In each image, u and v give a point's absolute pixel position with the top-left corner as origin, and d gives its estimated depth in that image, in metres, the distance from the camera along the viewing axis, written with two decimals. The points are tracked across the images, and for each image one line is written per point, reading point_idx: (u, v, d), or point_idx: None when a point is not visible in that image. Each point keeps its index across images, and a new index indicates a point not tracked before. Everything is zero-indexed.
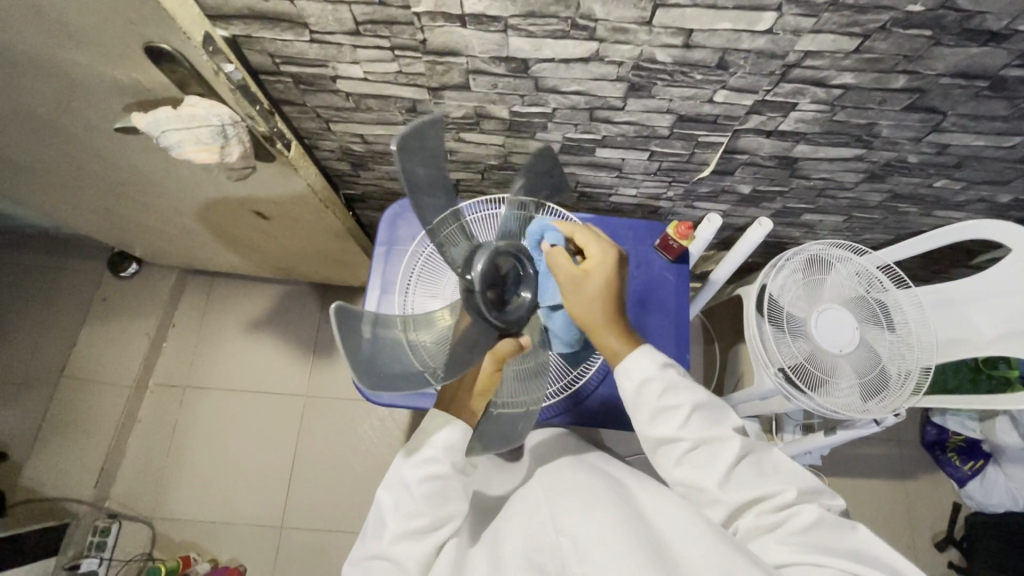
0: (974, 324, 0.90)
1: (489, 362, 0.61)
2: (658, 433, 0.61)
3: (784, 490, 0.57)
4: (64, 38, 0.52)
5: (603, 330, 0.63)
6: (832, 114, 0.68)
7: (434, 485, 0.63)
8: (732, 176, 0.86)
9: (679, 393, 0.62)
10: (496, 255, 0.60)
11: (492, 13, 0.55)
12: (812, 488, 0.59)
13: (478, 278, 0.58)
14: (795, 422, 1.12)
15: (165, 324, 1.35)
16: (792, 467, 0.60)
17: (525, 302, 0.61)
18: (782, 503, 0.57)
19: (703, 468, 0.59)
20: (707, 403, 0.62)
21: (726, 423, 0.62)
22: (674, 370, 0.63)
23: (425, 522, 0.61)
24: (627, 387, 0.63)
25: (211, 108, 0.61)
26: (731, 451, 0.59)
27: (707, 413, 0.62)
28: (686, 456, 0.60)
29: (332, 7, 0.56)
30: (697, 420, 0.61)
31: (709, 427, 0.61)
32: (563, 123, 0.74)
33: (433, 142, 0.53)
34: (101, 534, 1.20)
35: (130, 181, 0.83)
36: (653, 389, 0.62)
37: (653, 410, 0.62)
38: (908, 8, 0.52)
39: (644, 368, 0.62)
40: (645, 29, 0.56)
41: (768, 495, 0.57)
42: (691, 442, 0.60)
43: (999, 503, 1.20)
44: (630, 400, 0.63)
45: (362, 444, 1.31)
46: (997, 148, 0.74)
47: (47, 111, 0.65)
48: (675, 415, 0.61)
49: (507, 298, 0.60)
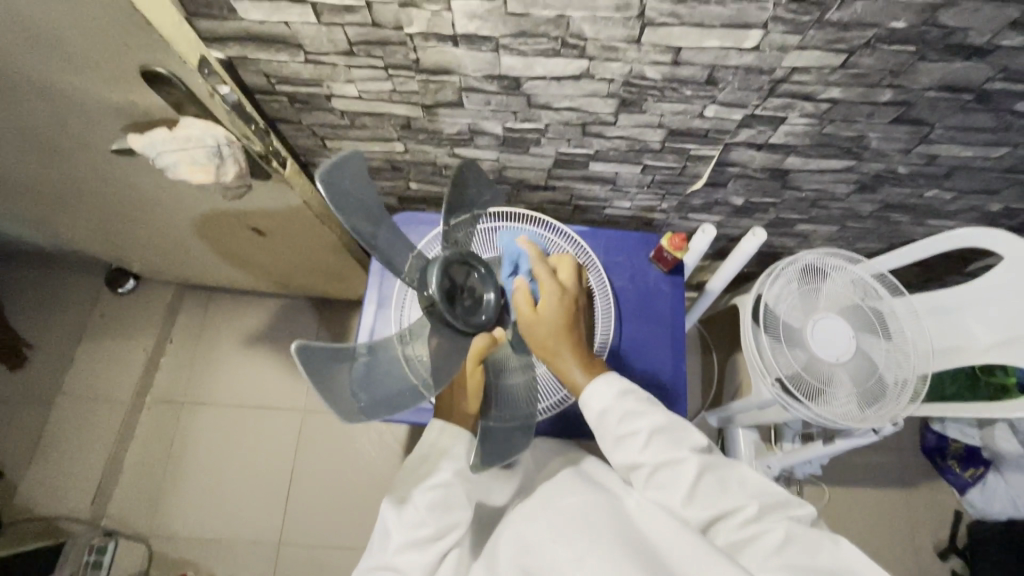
0: (969, 332, 0.91)
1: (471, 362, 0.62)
2: (622, 458, 0.62)
3: (746, 505, 0.57)
4: (61, 62, 0.52)
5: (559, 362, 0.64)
6: (822, 127, 0.69)
7: (437, 494, 0.63)
8: (724, 188, 0.87)
9: (637, 418, 0.61)
10: (449, 266, 0.61)
11: (484, 34, 0.56)
12: (778, 502, 0.58)
13: (438, 291, 0.58)
14: (795, 431, 1.12)
15: (163, 340, 1.35)
16: (758, 480, 0.59)
17: (491, 303, 0.63)
18: (747, 519, 0.56)
19: (669, 491, 0.59)
20: (668, 424, 0.61)
21: (688, 441, 0.61)
22: (633, 396, 0.63)
23: (429, 532, 0.61)
24: (590, 417, 0.64)
25: (206, 129, 0.62)
26: (691, 470, 0.58)
27: (668, 433, 0.61)
28: (650, 479, 0.60)
29: (325, 29, 0.57)
30: (657, 442, 0.60)
31: (670, 448, 0.60)
32: (556, 138, 0.75)
33: (356, 169, 0.56)
34: (98, 552, 1.19)
35: (127, 200, 0.84)
36: (612, 418, 0.62)
37: (614, 438, 0.62)
38: (891, 25, 0.53)
39: (603, 395, 0.63)
40: (633, 48, 0.56)
41: (733, 511, 0.57)
42: (652, 466, 0.60)
43: (1002, 510, 1.21)
44: (594, 427, 0.64)
45: (361, 458, 1.30)
46: (985, 159, 0.75)
47: (45, 133, 0.66)
48: (634, 441, 0.61)
49: (471, 304, 0.62)
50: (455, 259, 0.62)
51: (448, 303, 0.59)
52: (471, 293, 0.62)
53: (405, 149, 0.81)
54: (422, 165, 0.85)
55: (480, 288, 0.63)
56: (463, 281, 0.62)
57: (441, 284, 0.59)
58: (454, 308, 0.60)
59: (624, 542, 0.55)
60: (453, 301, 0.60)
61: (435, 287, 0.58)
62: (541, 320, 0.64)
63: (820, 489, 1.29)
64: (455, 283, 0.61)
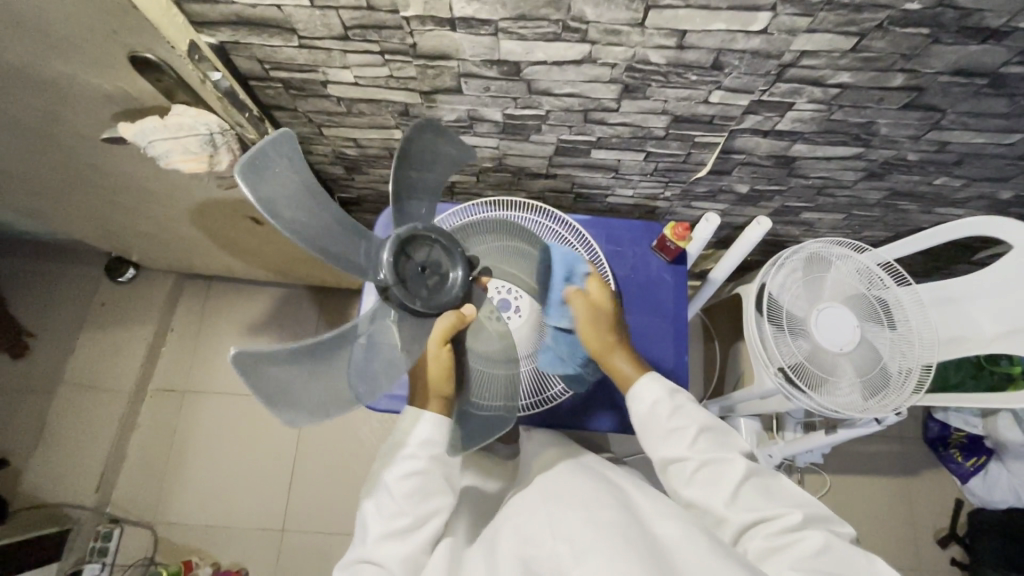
0: (975, 322, 0.90)
1: (434, 344, 0.59)
2: (668, 451, 0.63)
3: (790, 513, 0.57)
4: (47, 48, 0.51)
5: (612, 354, 0.68)
6: (830, 113, 0.67)
7: (413, 482, 0.63)
8: (729, 176, 0.85)
9: (688, 415, 0.64)
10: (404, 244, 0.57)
11: (482, 17, 0.54)
12: (819, 516, 0.58)
13: (392, 272, 0.56)
14: (797, 420, 1.11)
15: (163, 329, 1.35)
16: (801, 496, 0.61)
17: (456, 280, 0.59)
18: (786, 526, 0.56)
19: (713, 488, 0.60)
20: (716, 426, 0.64)
21: (735, 446, 0.64)
22: (683, 395, 0.66)
23: (407, 521, 0.61)
24: (639, 410, 0.65)
25: (199, 117, 0.60)
26: (738, 470, 0.60)
27: (715, 435, 0.64)
28: (693, 476, 0.61)
29: (320, 12, 0.56)
30: (704, 441, 0.63)
31: (717, 448, 0.62)
32: (557, 125, 0.73)
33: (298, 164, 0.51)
34: (103, 539, 1.21)
35: (122, 188, 0.83)
36: (662, 410, 0.65)
37: (663, 432, 0.64)
38: (905, 6, 0.51)
39: (654, 391, 0.65)
40: (637, 31, 0.55)
41: (771, 517, 0.57)
42: (699, 460, 0.62)
43: (1002, 499, 1.20)
44: (641, 422, 0.66)
45: (362, 446, 1.30)
46: (997, 145, 0.73)
47: (35, 121, 0.65)
48: (683, 434, 0.63)
49: (432, 283, 0.58)
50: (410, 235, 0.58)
51: (403, 285, 0.56)
52: (432, 272, 0.59)
53: (403, 136, 0.79)
54: None
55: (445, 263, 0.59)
56: (424, 259, 0.58)
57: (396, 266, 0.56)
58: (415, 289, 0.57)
59: (622, 535, 0.54)
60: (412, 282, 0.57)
61: (388, 271, 0.56)
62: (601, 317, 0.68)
63: (822, 477, 1.29)
64: (413, 262, 0.58)
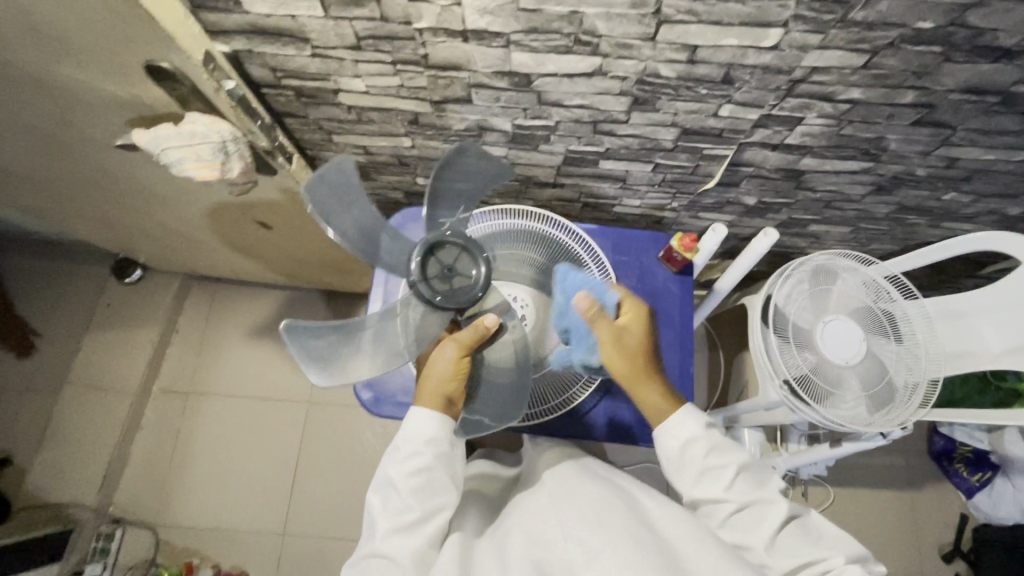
0: (982, 337, 0.89)
1: (454, 348, 0.62)
2: (704, 493, 0.62)
3: (832, 556, 0.57)
4: (64, 56, 0.52)
5: (642, 382, 0.65)
6: (839, 128, 0.67)
7: (422, 478, 0.61)
8: (736, 188, 0.85)
9: (725, 452, 0.63)
10: (432, 246, 0.60)
11: (495, 30, 0.55)
12: (858, 555, 0.59)
13: (416, 272, 0.60)
14: (800, 432, 1.11)
15: (169, 330, 1.36)
16: (837, 533, 0.61)
17: (478, 278, 0.60)
18: (826, 569, 0.56)
19: (751, 530, 0.59)
20: (752, 463, 0.63)
21: (770, 484, 0.63)
22: (718, 431, 0.65)
23: (414, 516, 0.59)
24: (672, 447, 0.64)
25: (211, 125, 0.61)
26: (779, 511, 0.60)
27: (753, 473, 0.63)
28: (731, 518, 0.61)
29: (333, 23, 0.56)
30: (742, 481, 0.62)
31: (755, 488, 0.62)
32: (566, 135, 0.73)
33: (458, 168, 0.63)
34: (105, 539, 1.20)
35: (132, 192, 0.83)
36: (698, 448, 0.63)
37: (698, 472, 0.62)
38: (917, 25, 0.51)
39: (688, 429, 0.64)
40: (648, 45, 0.55)
41: (814, 561, 0.57)
42: (736, 503, 0.61)
43: (1008, 516, 1.19)
44: (674, 461, 0.64)
45: (364, 450, 1.30)
46: (1007, 162, 0.73)
47: (49, 125, 0.65)
48: (720, 476, 0.62)
49: (454, 279, 0.60)
50: (440, 240, 0.61)
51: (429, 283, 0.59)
52: (456, 272, 0.60)
53: (412, 145, 0.80)
54: (429, 160, 0.84)
55: (464, 263, 0.60)
56: (450, 261, 0.61)
57: (421, 266, 0.60)
58: (438, 289, 0.60)
59: (639, 543, 0.54)
60: (437, 282, 0.60)
61: (413, 270, 0.60)
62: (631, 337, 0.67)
63: (825, 489, 1.29)
64: (439, 264, 0.61)
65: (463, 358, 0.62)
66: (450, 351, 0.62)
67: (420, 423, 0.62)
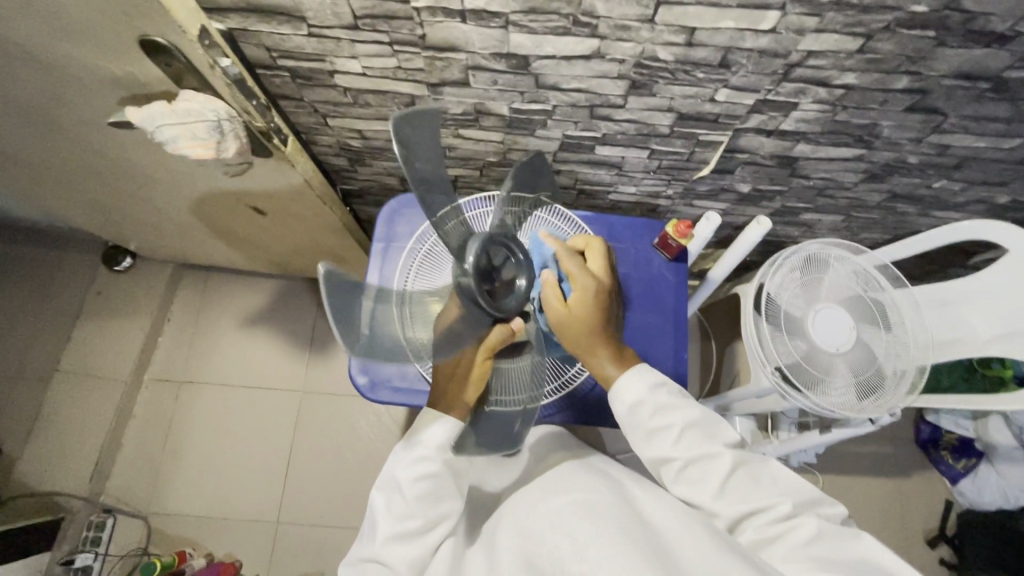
0: (969, 324, 0.90)
1: (479, 353, 0.59)
2: (653, 452, 0.61)
3: (780, 503, 0.57)
4: (58, 31, 0.51)
5: (589, 354, 0.65)
6: (834, 114, 0.68)
7: (427, 485, 0.62)
8: (731, 175, 0.86)
9: (671, 411, 0.62)
10: (488, 243, 0.57)
11: (493, 10, 0.55)
12: (809, 499, 0.58)
13: (472, 264, 0.55)
14: (791, 420, 1.12)
15: (160, 319, 1.34)
16: (789, 479, 0.60)
17: (520, 290, 0.59)
18: (778, 516, 0.56)
19: (700, 484, 0.59)
20: (700, 419, 0.62)
21: (720, 437, 0.61)
22: (664, 390, 0.63)
23: (418, 525, 0.60)
24: (620, 411, 0.63)
25: (207, 103, 0.60)
26: (726, 463, 0.59)
27: (701, 429, 0.62)
28: (682, 474, 0.60)
29: (330, 1, 0.56)
30: (690, 436, 0.61)
31: (703, 443, 0.60)
32: (563, 121, 0.74)
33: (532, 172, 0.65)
34: (95, 529, 1.19)
35: (125, 175, 0.82)
36: (644, 410, 0.62)
37: (645, 432, 0.62)
38: (912, 8, 0.51)
39: (632, 391, 0.63)
40: (646, 27, 0.55)
41: (766, 508, 0.57)
42: (685, 459, 0.60)
43: (992, 501, 1.21)
44: (624, 423, 0.64)
45: (358, 440, 1.30)
46: (997, 150, 0.74)
47: (39, 104, 0.64)
48: (668, 434, 0.61)
49: (502, 287, 0.58)
50: (496, 240, 0.58)
51: (481, 283, 0.56)
52: (504, 278, 0.58)
53: None
54: None
55: (514, 272, 0.59)
56: (499, 263, 0.58)
57: (476, 261, 0.56)
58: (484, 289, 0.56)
59: (627, 533, 0.54)
60: (488, 280, 0.57)
61: (470, 263, 0.55)
62: (571, 315, 0.64)
63: (816, 477, 1.30)
64: (493, 264, 0.57)
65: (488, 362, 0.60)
66: (477, 359, 0.60)
67: (433, 428, 0.63)
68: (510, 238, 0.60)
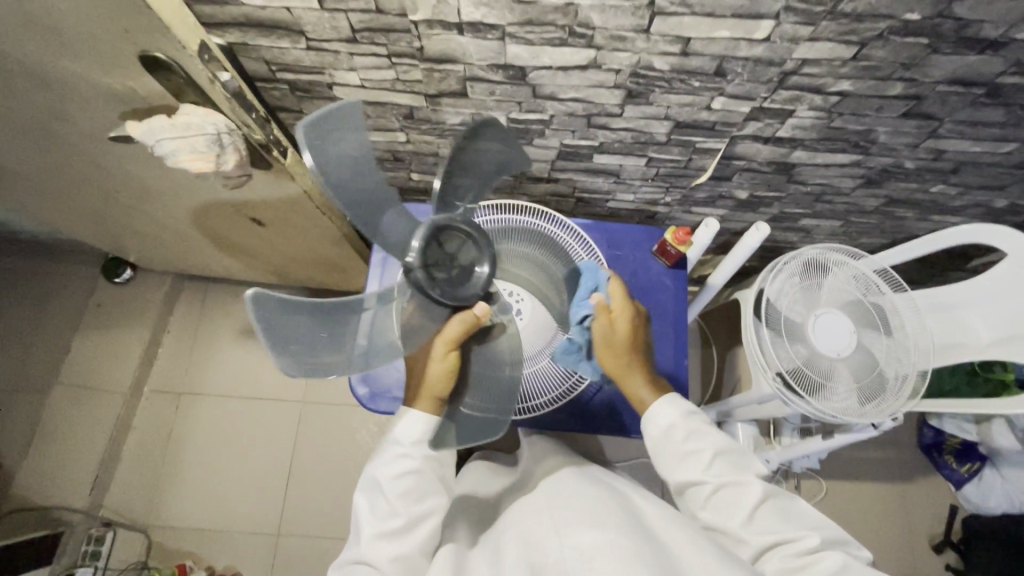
0: (972, 328, 0.90)
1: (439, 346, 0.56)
2: (681, 475, 0.62)
3: (807, 536, 0.56)
4: (59, 47, 0.51)
5: (627, 379, 0.65)
6: (830, 121, 0.68)
7: (409, 481, 0.62)
8: (728, 182, 0.86)
9: (702, 437, 0.62)
10: (435, 231, 0.53)
11: (491, 22, 0.55)
12: (836, 538, 0.58)
13: (417, 256, 0.52)
14: (793, 425, 1.12)
15: (159, 330, 1.34)
16: (816, 517, 0.60)
17: (480, 277, 0.55)
18: (804, 549, 0.55)
19: (727, 510, 0.59)
20: (730, 448, 0.62)
21: (749, 469, 0.62)
22: (698, 417, 0.64)
23: (399, 523, 0.60)
24: (652, 433, 0.64)
25: (206, 117, 0.61)
26: (755, 493, 0.59)
27: (731, 457, 0.62)
28: (710, 499, 0.60)
29: (329, 15, 0.56)
30: (721, 463, 0.61)
31: (733, 471, 0.61)
32: (560, 130, 0.74)
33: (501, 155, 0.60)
34: (95, 543, 1.18)
35: (124, 187, 0.82)
36: (676, 434, 0.63)
37: (676, 455, 0.62)
38: (905, 17, 0.52)
39: (667, 415, 0.63)
40: (642, 37, 0.56)
41: (790, 540, 0.56)
42: (714, 484, 0.60)
43: (997, 506, 1.21)
44: (654, 447, 0.64)
45: (359, 449, 1.30)
46: (994, 154, 0.74)
47: (39, 119, 0.65)
48: (698, 459, 0.61)
49: (457, 274, 0.54)
50: (446, 224, 0.54)
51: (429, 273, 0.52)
52: (458, 265, 0.54)
53: (407, 140, 0.80)
54: (423, 156, 0.85)
55: (471, 256, 0.55)
56: (452, 248, 0.54)
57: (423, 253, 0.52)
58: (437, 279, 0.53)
59: (630, 543, 0.53)
60: (439, 268, 0.53)
61: (414, 256, 0.52)
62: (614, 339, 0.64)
63: (818, 483, 1.30)
64: (443, 251, 0.54)
65: (452, 355, 0.57)
66: (439, 353, 0.56)
67: (410, 424, 0.61)
68: (461, 221, 0.56)
